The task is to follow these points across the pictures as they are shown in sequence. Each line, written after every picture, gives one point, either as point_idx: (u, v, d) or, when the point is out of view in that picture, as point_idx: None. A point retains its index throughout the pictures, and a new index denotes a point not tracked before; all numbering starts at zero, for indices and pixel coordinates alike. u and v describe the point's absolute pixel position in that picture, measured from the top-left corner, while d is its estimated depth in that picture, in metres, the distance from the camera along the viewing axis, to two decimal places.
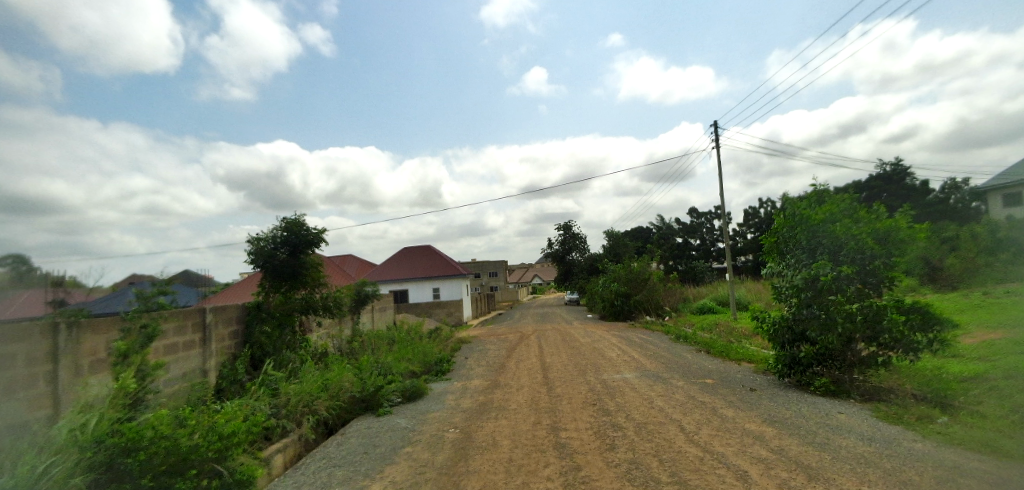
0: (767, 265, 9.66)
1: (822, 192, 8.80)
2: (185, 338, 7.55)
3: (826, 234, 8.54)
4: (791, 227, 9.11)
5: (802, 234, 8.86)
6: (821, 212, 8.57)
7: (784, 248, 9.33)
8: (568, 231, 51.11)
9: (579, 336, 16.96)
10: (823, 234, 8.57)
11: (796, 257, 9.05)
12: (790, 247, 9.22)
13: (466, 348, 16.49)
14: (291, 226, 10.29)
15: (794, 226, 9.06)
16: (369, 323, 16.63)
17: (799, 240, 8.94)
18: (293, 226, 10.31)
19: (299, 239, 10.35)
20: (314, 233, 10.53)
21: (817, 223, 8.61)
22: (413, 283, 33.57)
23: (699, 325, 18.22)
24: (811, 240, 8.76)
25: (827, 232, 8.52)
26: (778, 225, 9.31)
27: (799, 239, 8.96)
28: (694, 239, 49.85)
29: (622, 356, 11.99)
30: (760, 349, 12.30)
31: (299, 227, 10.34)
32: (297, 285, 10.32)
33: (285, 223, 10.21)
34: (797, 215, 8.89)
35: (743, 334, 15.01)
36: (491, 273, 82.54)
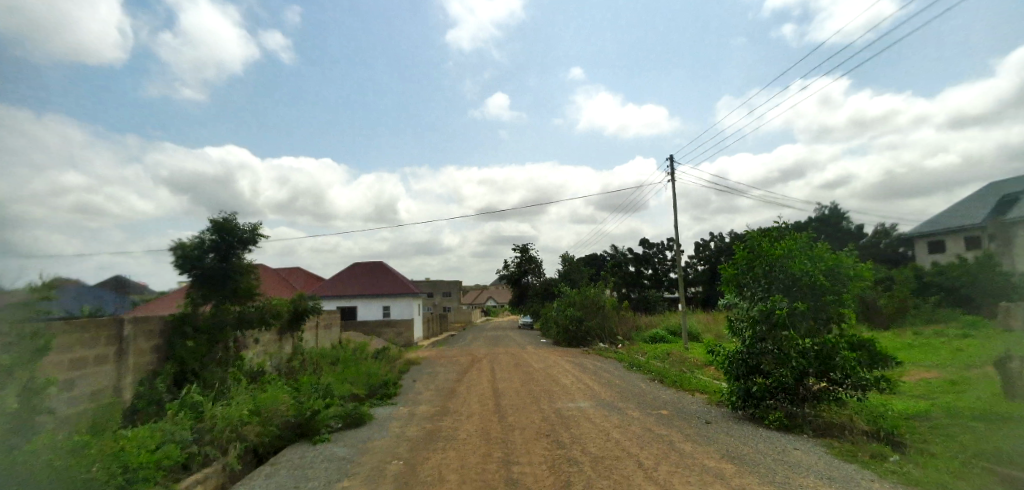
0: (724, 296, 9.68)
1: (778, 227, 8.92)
2: (96, 351, 6.70)
3: (781, 268, 8.64)
4: (747, 260, 9.18)
5: (759, 267, 8.92)
6: (778, 246, 8.66)
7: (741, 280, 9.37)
8: (524, 254, 51.12)
9: (532, 361, 16.63)
10: (778, 268, 8.62)
11: (752, 290, 9.10)
12: (746, 279, 9.27)
13: (414, 371, 15.82)
14: (222, 226, 9.45)
15: (750, 259, 9.12)
16: (313, 340, 15.73)
17: (756, 273, 9.01)
18: (224, 226, 9.48)
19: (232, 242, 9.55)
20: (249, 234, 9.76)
21: (774, 257, 8.66)
22: (362, 299, 32.40)
23: (651, 354, 18.25)
24: (767, 273, 8.80)
25: (782, 266, 8.61)
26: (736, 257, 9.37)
27: (756, 272, 9.01)
28: (647, 269, 50.87)
29: (576, 383, 11.71)
30: (712, 381, 12.32)
31: (231, 227, 9.53)
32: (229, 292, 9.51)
33: (215, 224, 9.37)
34: (755, 247, 8.95)
35: (694, 365, 15.06)
36: (444, 294, 81.33)
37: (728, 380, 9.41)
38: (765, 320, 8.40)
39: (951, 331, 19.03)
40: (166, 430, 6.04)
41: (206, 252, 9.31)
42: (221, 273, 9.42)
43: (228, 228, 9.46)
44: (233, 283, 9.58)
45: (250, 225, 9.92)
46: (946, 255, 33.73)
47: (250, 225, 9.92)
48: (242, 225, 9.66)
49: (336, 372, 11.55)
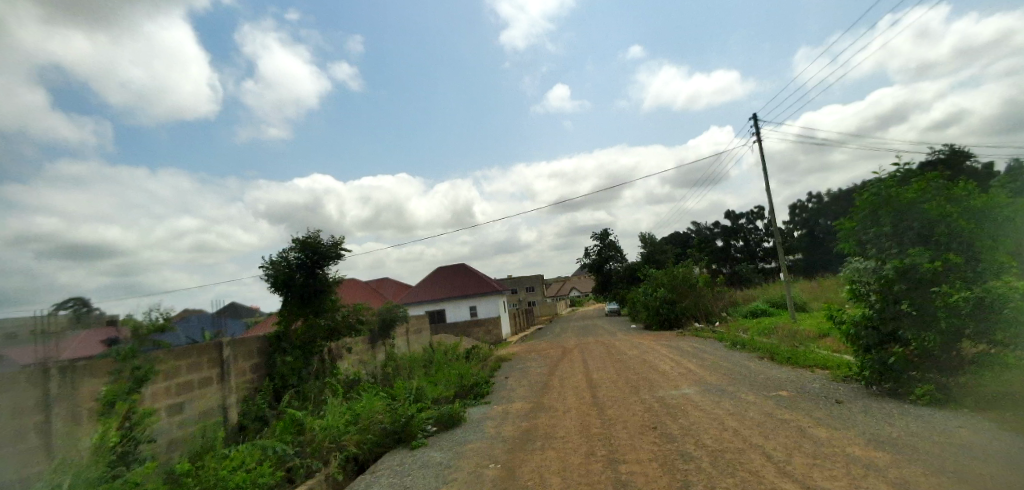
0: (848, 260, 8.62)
1: (908, 170, 7.88)
2: (201, 375, 7.00)
3: (918, 216, 7.56)
4: (873, 212, 8.14)
5: (888, 219, 7.90)
6: (911, 192, 7.61)
7: (864, 235, 8.29)
8: (604, 240, 49.84)
9: (625, 348, 15.87)
10: (916, 216, 7.60)
11: (880, 246, 8.01)
12: (871, 235, 8.19)
13: (506, 367, 15.65)
14: (306, 244, 9.79)
15: (876, 210, 8.08)
16: (405, 346, 16.03)
17: (884, 227, 7.98)
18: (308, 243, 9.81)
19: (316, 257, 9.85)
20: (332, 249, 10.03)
21: (906, 205, 7.70)
22: (448, 302, 33.00)
23: (756, 329, 16.84)
24: (897, 223, 7.82)
25: (920, 214, 7.54)
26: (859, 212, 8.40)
27: (884, 224, 7.97)
28: (737, 241, 47.76)
29: (676, 368, 10.91)
30: (833, 354, 10.97)
31: (314, 243, 9.86)
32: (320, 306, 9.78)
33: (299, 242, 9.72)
34: (884, 196, 7.97)
35: (809, 337, 13.63)
36: (528, 289, 81.60)
37: (856, 352, 8.26)
38: (902, 277, 7.34)
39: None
40: (268, 445, 6.13)
41: (294, 269, 9.67)
42: (309, 288, 9.74)
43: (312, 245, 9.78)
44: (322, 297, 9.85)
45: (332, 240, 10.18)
46: None
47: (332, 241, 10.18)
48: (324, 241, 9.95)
49: (428, 376, 11.57)
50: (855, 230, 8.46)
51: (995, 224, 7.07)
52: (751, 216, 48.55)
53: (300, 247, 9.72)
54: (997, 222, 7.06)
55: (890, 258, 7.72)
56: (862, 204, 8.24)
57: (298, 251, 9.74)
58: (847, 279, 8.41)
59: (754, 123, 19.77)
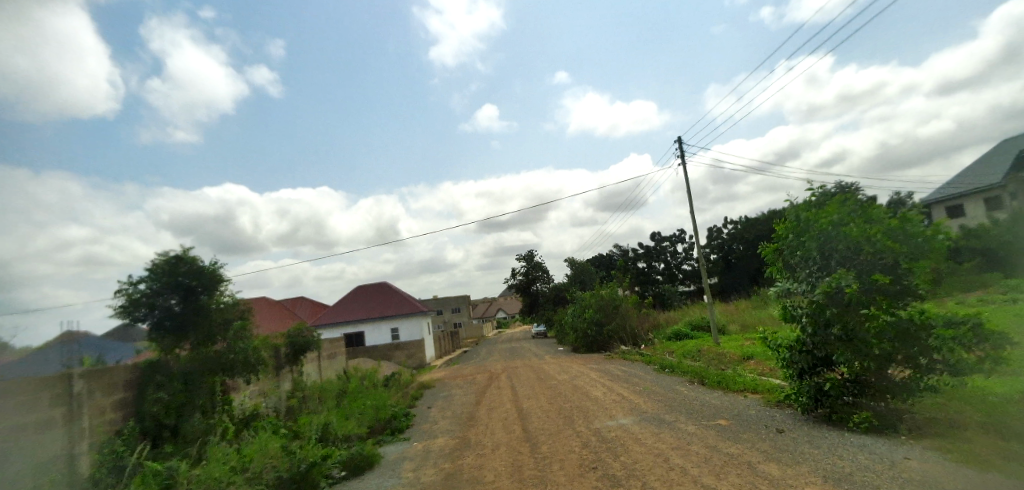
0: (777, 284, 8.54)
1: (822, 192, 7.91)
2: (41, 416, 5.51)
3: (838, 238, 7.51)
4: (800, 234, 8.07)
5: (812, 243, 7.80)
6: (826, 214, 7.59)
7: (792, 259, 8.26)
8: (531, 261, 49.90)
9: (554, 372, 15.35)
10: (831, 239, 7.58)
11: (809, 269, 7.96)
12: (799, 259, 8.16)
13: (428, 395, 14.57)
14: (177, 262, 7.84)
15: (802, 234, 8.03)
16: (315, 373, 14.51)
17: (809, 250, 7.89)
18: (179, 262, 7.85)
19: (192, 280, 7.98)
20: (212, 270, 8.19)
21: (827, 229, 7.63)
22: (368, 324, 31.12)
23: (681, 352, 16.93)
24: (819, 246, 7.74)
25: (839, 236, 7.49)
26: (782, 233, 8.33)
27: (809, 246, 7.88)
28: (657, 264, 49.60)
29: (609, 395, 10.45)
30: (760, 378, 11.00)
31: (190, 261, 7.94)
32: (204, 335, 8.10)
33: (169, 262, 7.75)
34: (803, 219, 7.93)
35: (733, 360, 13.76)
36: (453, 310, 80.19)
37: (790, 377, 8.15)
38: (833, 299, 7.23)
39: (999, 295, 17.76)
40: None
41: (163, 293, 7.74)
42: (189, 316, 7.95)
43: (185, 264, 7.87)
44: (207, 324, 8.13)
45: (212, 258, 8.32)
46: (967, 219, 32.27)
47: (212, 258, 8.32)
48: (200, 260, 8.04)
49: (340, 410, 10.29)
50: (784, 252, 8.43)
51: (910, 245, 7.11)
52: (670, 239, 50.76)
53: (169, 268, 7.74)
54: (912, 243, 7.11)
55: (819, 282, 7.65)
56: (789, 227, 8.21)
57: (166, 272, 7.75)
58: (778, 302, 8.30)
59: (681, 148, 20.23)
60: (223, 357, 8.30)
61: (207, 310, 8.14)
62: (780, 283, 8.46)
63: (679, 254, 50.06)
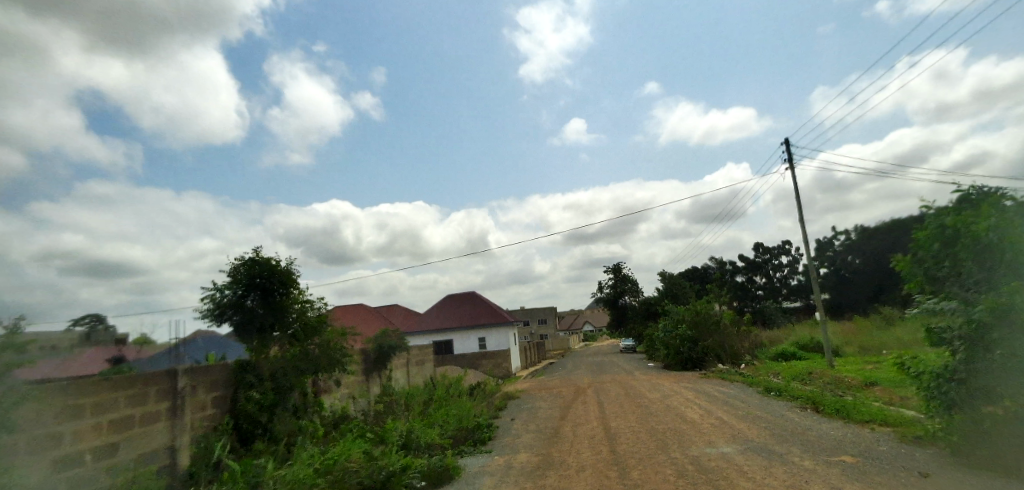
0: (919, 302, 7.27)
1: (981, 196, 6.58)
2: (146, 410, 5.92)
3: (998, 250, 6.17)
4: (948, 242, 6.83)
5: (968, 255, 6.52)
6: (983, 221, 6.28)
7: (938, 271, 7.02)
8: (620, 273, 48.48)
9: (643, 389, 14.52)
10: (990, 248, 6.30)
11: (961, 283, 6.67)
12: (946, 272, 6.92)
13: (513, 406, 14.33)
14: (253, 264, 8.12)
15: (951, 242, 6.79)
16: (404, 379, 14.83)
17: (966, 263, 6.59)
18: (253, 263, 8.14)
19: (267, 280, 8.26)
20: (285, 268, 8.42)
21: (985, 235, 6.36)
22: (456, 333, 31.69)
23: (789, 374, 15.30)
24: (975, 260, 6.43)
25: (997, 247, 6.18)
26: (925, 242, 7.06)
27: (961, 256, 6.62)
28: (759, 277, 46.05)
29: (707, 418, 9.53)
30: (890, 408, 9.53)
31: (263, 262, 8.21)
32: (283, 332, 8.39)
33: (245, 263, 8.07)
34: (957, 227, 6.63)
35: (854, 385, 12.12)
36: (540, 321, 80.12)
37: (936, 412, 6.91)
38: (995, 320, 5.96)
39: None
40: None
41: (244, 294, 8.10)
42: (268, 314, 8.26)
43: (260, 265, 8.16)
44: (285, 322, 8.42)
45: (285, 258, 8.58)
46: None
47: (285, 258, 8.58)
48: (273, 260, 8.31)
49: (424, 417, 10.32)
50: (926, 264, 7.19)
51: None
52: (774, 251, 47.02)
53: (245, 269, 8.05)
54: None
55: (977, 299, 6.35)
56: (931, 234, 7.01)
57: (243, 275, 8.06)
58: (923, 321, 7.06)
59: (788, 149, 18.49)
60: (308, 360, 8.56)
61: (284, 308, 8.42)
62: (924, 299, 7.21)
63: (783, 267, 46.16)
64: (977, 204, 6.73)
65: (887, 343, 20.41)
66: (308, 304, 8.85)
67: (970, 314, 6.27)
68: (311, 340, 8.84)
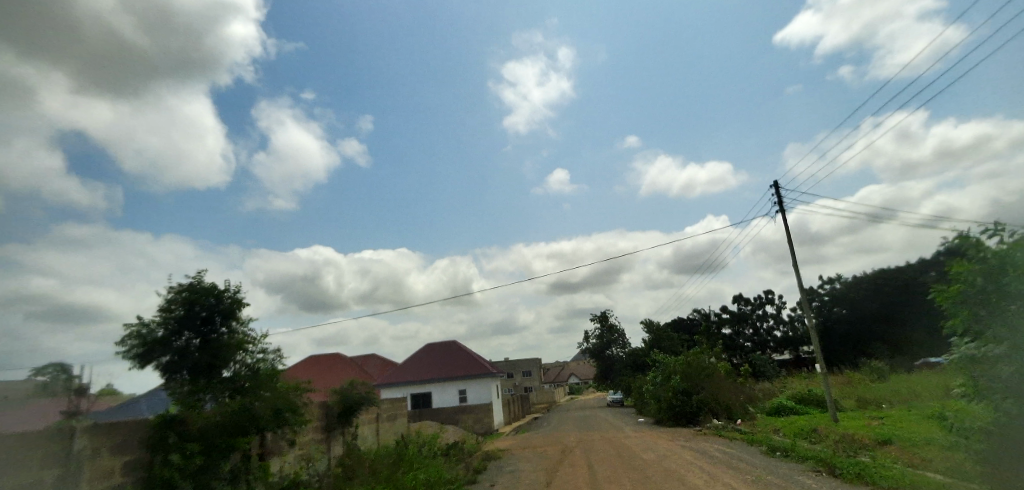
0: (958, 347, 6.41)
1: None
2: (29, 479, 4.89)
3: None
4: (991, 276, 5.88)
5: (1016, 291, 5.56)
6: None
7: (989, 311, 5.95)
8: (605, 323, 47.46)
9: (637, 449, 13.28)
10: None
11: (1005, 326, 5.73)
12: (990, 311, 5.98)
13: (494, 468, 12.95)
14: (191, 293, 7.14)
15: (997, 276, 5.83)
16: (373, 437, 13.46)
17: (1013, 302, 5.63)
18: (194, 294, 7.18)
19: (208, 313, 7.30)
20: (230, 301, 7.52)
21: None
22: (435, 384, 30.00)
23: (790, 430, 14.28)
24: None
25: None
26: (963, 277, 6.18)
27: (1008, 293, 5.70)
28: (746, 329, 45.33)
29: (710, 484, 8.48)
30: (915, 472, 8.53)
31: (206, 293, 7.27)
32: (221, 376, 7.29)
33: (184, 294, 7.11)
34: (1004, 266, 5.73)
35: (866, 444, 11.12)
36: (524, 373, 77.91)
37: (992, 475, 5.96)
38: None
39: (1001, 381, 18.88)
40: None
41: (176, 330, 7.01)
42: (205, 354, 7.19)
43: (201, 296, 7.20)
44: (224, 364, 7.35)
45: (229, 289, 7.67)
46: None
47: (229, 289, 7.67)
48: (217, 290, 7.40)
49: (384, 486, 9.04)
50: (968, 300, 6.19)
51: None
52: (759, 301, 46.68)
53: (183, 298, 7.04)
54: None
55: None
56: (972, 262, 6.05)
57: (178, 305, 7.01)
58: (962, 369, 6.23)
59: (778, 195, 18.12)
60: (252, 413, 7.34)
61: (225, 348, 7.37)
62: (961, 343, 6.37)
63: (770, 317, 45.58)
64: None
65: (885, 397, 19.55)
66: (253, 342, 7.82)
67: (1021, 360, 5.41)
68: (259, 388, 7.68)
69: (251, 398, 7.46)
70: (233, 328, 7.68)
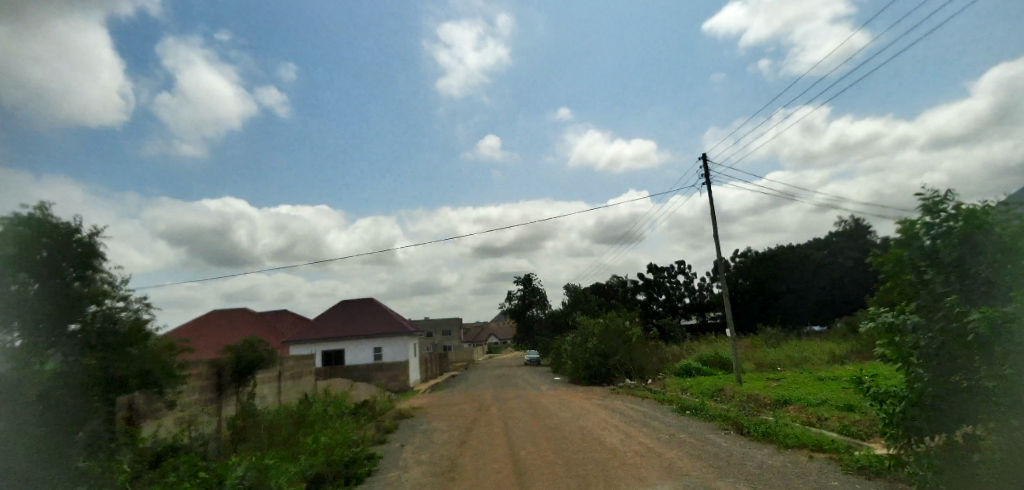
0: (878, 313, 6.18)
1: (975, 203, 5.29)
2: None
3: (992, 257, 5.01)
4: (932, 240, 5.53)
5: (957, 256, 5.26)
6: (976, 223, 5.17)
7: (921, 276, 5.61)
8: (528, 285, 47.86)
9: (552, 408, 13.14)
10: (979, 249, 5.14)
11: (933, 292, 5.46)
12: (923, 278, 5.61)
13: (406, 428, 12.33)
14: (32, 228, 5.69)
15: (935, 240, 5.50)
16: (273, 396, 12.32)
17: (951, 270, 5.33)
18: (36, 229, 5.73)
19: (54, 255, 5.87)
20: (83, 243, 6.16)
21: (976, 235, 5.19)
22: (349, 342, 28.77)
23: (699, 391, 14.80)
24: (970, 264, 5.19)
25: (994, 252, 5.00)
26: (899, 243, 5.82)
27: (941, 258, 5.42)
28: (659, 295, 47.60)
29: (628, 444, 8.36)
30: (815, 431, 8.85)
31: (52, 231, 5.88)
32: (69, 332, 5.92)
33: (21, 227, 5.62)
34: (949, 233, 5.38)
35: (768, 404, 11.66)
36: (444, 333, 77.92)
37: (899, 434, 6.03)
38: (978, 347, 4.89)
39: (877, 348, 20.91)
40: None
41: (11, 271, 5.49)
42: (50, 302, 5.76)
43: (47, 232, 5.80)
44: (73, 317, 5.99)
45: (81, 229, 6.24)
46: None
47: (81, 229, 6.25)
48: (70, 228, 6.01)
49: (275, 454, 7.98)
50: (905, 265, 5.83)
51: None
52: (672, 270, 48.99)
53: (14, 234, 5.51)
54: None
55: (954, 311, 5.17)
56: (916, 228, 5.69)
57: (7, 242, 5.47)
58: (880, 335, 6.08)
59: (705, 165, 18.45)
60: (110, 377, 6.17)
61: (77, 298, 6.01)
62: (880, 311, 6.23)
63: (681, 285, 48.05)
64: (955, 211, 5.42)
65: (780, 361, 21.02)
66: (113, 293, 6.45)
67: (944, 329, 5.21)
68: (120, 346, 6.40)
69: (109, 359, 6.19)
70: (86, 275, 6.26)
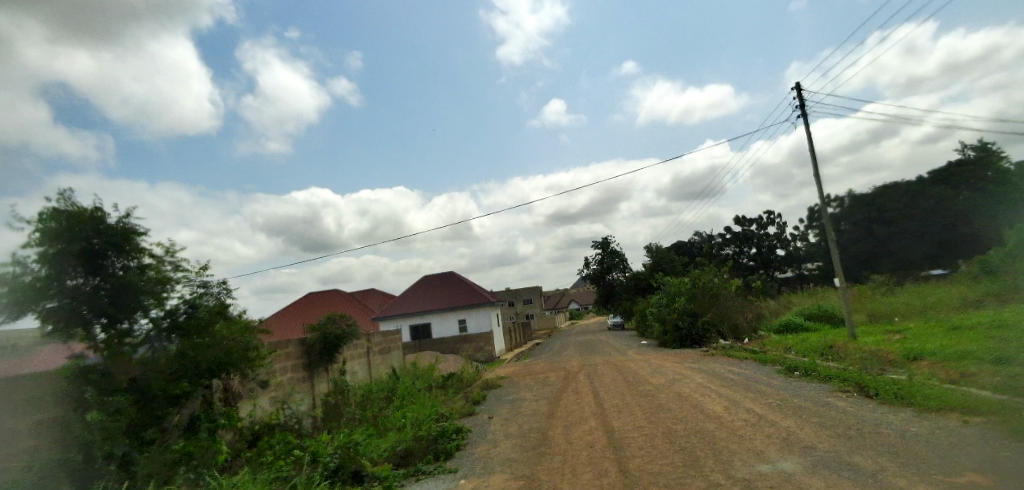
0: None
1: None
2: None
3: None
4: None
5: None
6: None
7: None
8: (606, 248, 46.70)
9: (644, 373, 12.49)
10: None
11: None
12: None
13: (493, 398, 12.24)
14: (67, 222, 5.31)
15: None
16: (364, 371, 12.69)
17: None
18: (72, 223, 5.35)
19: (100, 247, 5.55)
20: (124, 229, 5.77)
21: None
22: (434, 315, 29.51)
23: (805, 349, 13.49)
24: None
25: None
26: None
27: None
28: (748, 249, 44.74)
29: (733, 411, 7.57)
30: (961, 390, 7.56)
31: (88, 221, 5.47)
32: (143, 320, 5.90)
33: (57, 222, 5.26)
34: None
35: (894, 360, 10.29)
36: (526, 301, 78.71)
37: None
38: None
39: (1019, 291, 18.14)
40: None
41: (65, 270, 5.31)
42: (112, 295, 5.61)
43: (81, 224, 5.40)
44: (142, 305, 5.86)
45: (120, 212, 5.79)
46: None
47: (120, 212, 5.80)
48: (105, 215, 5.60)
49: (364, 429, 8.07)
50: None
51: None
52: (761, 221, 45.72)
53: (49, 231, 5.18)
54: None
55: None
56: None
57: (57, 238, 5.26)
58: None
59: (799, 96, 16.40)
60: (193, 358, 6.16)
61: (136, 286, 5.76)
62: None
63: (773, 236, 44.72)
64: None
65: (898, 310, 18.81)
66: (173, 271, 6.17)
67: None
68: (198, 325, 6.40)
69: (187, 339, 6.23)
70: (140, 259, 5.97)
